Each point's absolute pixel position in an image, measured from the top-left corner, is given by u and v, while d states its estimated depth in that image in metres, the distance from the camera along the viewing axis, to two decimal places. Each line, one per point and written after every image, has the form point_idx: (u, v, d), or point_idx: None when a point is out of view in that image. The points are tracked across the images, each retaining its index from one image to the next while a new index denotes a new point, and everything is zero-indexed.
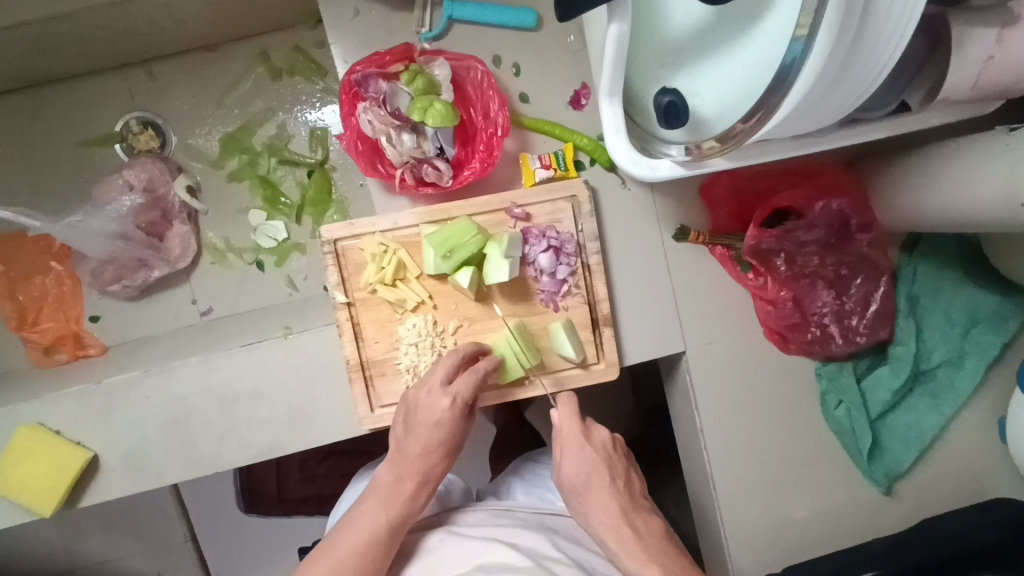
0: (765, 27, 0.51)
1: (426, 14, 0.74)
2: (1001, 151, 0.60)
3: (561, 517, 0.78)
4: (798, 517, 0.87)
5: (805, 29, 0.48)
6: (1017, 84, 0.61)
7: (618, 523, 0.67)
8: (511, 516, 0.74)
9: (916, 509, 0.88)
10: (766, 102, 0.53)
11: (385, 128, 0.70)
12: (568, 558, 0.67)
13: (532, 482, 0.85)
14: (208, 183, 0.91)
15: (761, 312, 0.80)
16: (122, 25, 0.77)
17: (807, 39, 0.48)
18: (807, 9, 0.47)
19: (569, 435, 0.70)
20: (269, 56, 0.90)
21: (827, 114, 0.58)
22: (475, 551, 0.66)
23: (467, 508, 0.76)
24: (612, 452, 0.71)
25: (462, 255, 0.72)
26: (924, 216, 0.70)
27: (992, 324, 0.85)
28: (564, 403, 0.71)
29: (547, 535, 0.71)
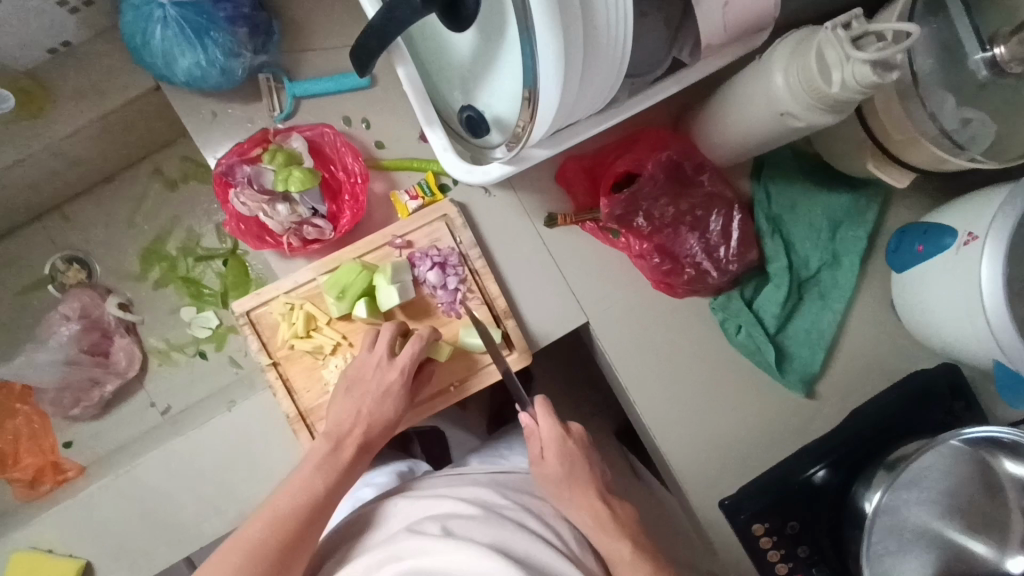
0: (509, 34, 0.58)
1: (275, 98, 0.84)
2: (749, 77, 0.68)
3: (514, 474, 0.80)
4: (739, 440, 0.93)
5: (524, 27, 0.56)
6: (765, 16, 0.71)
7: (601, 513, 0.72)
8: (467, 477, 0.77)
9: (844, 402, 0.95)
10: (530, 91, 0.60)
11: (259, 204, 0.80)
12: (517, 504, 0.71)
13: (488, 453, 0.90)
14: (139, 295, 1.00)
15: (640, 267, 0.89)
16: (20, 180, 0.88)
17: (529, 34, 0.56)
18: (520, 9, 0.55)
19: (551, 436, 0.75)
20: (162, 171, 1.01)
21: (605, 80, 0.66)
22: (428, 506, 0.70)
23: (421, 478, 0.80)
24: (586, 446, 0.76)
25: (355, 291, 0.81)
26: (742, 146, 0.77)
27: (852, 221, 0.93)
28: (539, 408, 0.76)
29: (496, 488, 0.74)
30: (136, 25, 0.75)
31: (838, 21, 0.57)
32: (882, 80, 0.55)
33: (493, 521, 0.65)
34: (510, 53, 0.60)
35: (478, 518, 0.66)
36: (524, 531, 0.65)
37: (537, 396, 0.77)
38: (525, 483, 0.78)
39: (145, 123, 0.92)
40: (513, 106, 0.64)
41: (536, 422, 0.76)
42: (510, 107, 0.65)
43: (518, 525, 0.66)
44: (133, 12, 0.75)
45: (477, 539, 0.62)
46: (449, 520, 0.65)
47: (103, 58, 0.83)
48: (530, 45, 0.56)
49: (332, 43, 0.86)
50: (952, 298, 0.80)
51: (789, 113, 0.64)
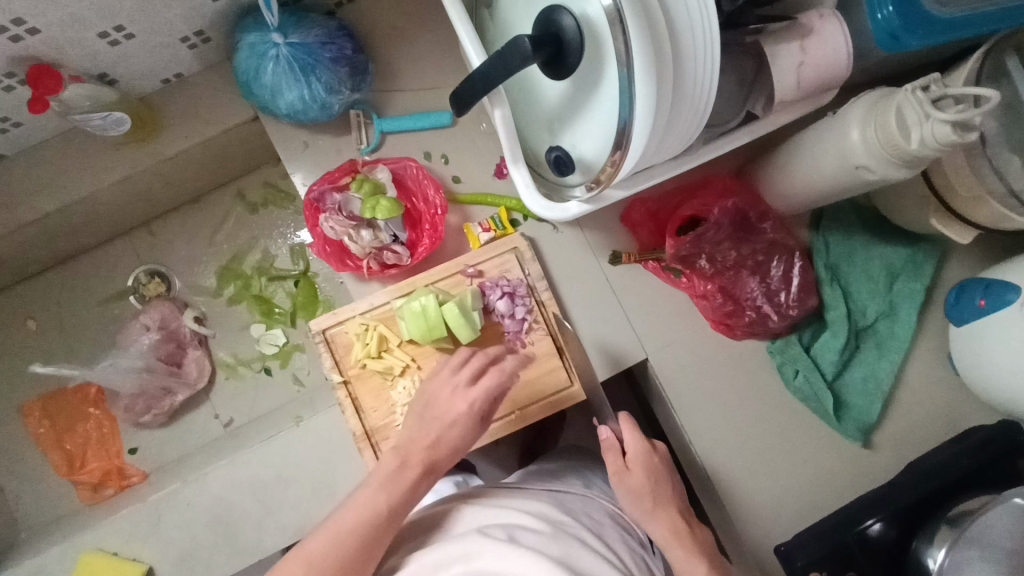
0: (606, 77, 0.63)
1: (363, 132, 0.90)
2: (820, 134, 0.73)
3: (572, 492, 0.79)
4: (794, 486, 0.93)
5: (624, 65, 0.60)
6: (836, 76, 0.75)
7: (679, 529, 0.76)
8: (524, 491, 0.77)
9: (899, 453, 0.95)
10: (623, 128, 0.64)
11: (346, 230, 0.84)
12: (576, 521, 0.71)
13: (539, 473, 0.87)
14: (212, 310, 1.05)
15: (700, 308, 0.91)
16: (120, 196, 0.94)
17: (628, 72, 0.60)
18: (620, 50, 0.59)
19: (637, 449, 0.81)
20: (245, 195, 1.07)
21: (688, 126, 0.69)
22: (491, 514, 0.70)
23: (480, 486, 0.79)
24: (666, 462, 0.82)
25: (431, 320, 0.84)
26: (809, 198, 0.81)
27: (910, 273, 0.95)
28: (627, 424, 0.82)
29: (558, 505, 0.74)
30: (250, 61, 0.82)
31: (917, 85, 0.62)
32: (961, 138, 0.59)
33: (560, 538, 0.66)
34: (603, 103, 0.65)
35: (546, 532, 0.66)
36: (591, 552, 0.66)
37: (622, 413, 0.84)
38: (585, 505, 0.77)
39: (236, 149, 0.98)
40: (601, 148, 0.68)
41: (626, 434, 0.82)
42: (598, 147, 0.69)
43: (582, 543, 0.66)
44: (250, 50, 0.81)
45: (547, 553, 0.63)
46: (517, 529, 0.66)
47: (211, 90, 0.90)
48: (626, 96, 0.61)
49: (419, 84, 0.92)
50: (1018, 354, 0.80)
51: (864, 167, 0.67)
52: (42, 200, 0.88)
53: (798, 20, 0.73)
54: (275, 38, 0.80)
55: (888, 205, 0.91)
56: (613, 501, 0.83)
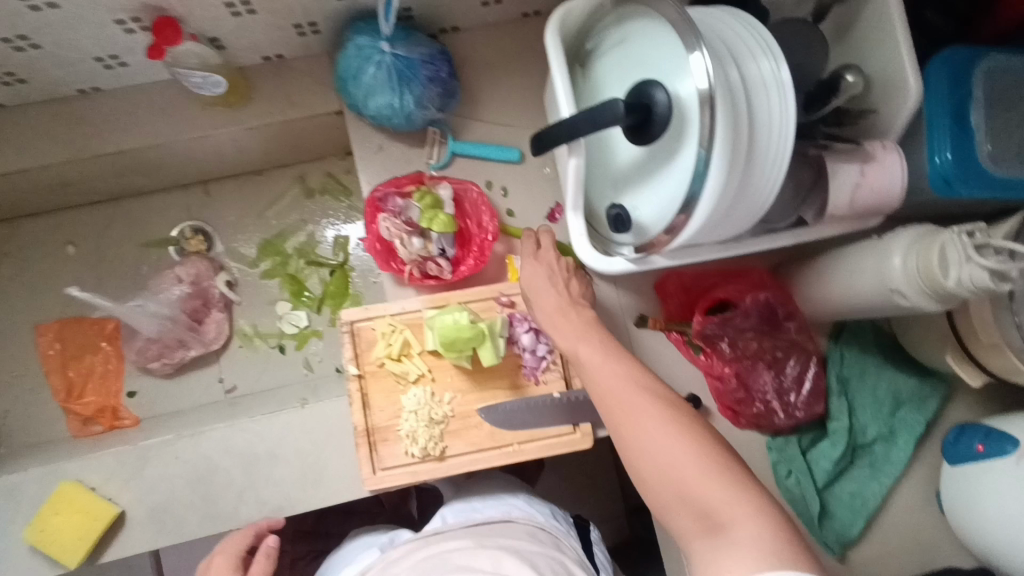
0: (684, 153, 0.67)
1: (435, 149, 0.96)
2: (863, 253, 0.77)
3: (493, 524, 0.81)
4: None
5: (705, 146, 0.64)
6: (886, 205, 0.80)
7: (631, 414, 0.65)
8: (437, 536, 0.77)
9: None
10: (688, 203, 0.67)
11: (399, 234, 0.88)
12: (484, 549, 0.72)
13: (461, 508, 0.90)
14: (244, 278, 1.08)
15: (712, 388, 0.92)
16: (192, 151, 0.99)
17: (707, 153, 0.64)
18: (705, 133, 0.63)
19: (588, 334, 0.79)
20: (305, 179, 1.11)
21: (746, 216, 0.74)
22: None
23: (398, 547, 0.78)
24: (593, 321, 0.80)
25: (467, 343, 0.84)
26: (839, 309, 0.85)
27: (915, 404, 0.97)
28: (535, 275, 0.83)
29: (473, 540, 0.75)
30: (354, 61, 0.86)
31: (964, 229, 0.66)
32: (995, 285, 0.63)
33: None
34: (673, 176, 0.69)
35: None
36: None
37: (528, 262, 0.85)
38: (503, 529, 0.79)
39: (311, 136, 1.03)
40: (661, 216, 0.72)
41: (536, 296, 0.81)
42: (658, 215, 0.73)
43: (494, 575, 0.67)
44: (357, 50, 0.85)
45: None
46: None
47: (307, 78, 0.95)
48: (696, 175, 0.65)
49: (498, 118, 0.98)
50: (1007, 504, 0.82)
51: (898, 291, 0.72)
52: (125, 139, 0.93)
53: (863, 146, 0.79)
54: (384, 46, 0.85)
55: (906, 335, 0.95)
56: (540, 521, 0.85)
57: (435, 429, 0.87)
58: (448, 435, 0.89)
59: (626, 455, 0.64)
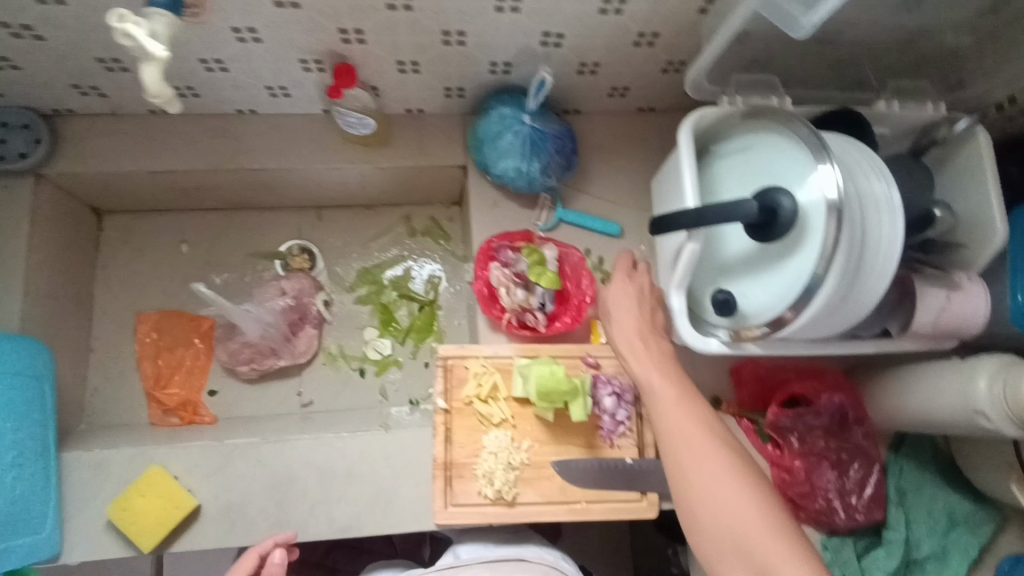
0: (802, 254, 0.74)
1: (544, 213, 1.04)
2: (946, 371, 0.82)
3: (507, 565, 0.85)
4: None
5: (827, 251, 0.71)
6: (967, 330, 0.86)
7: (693, 440, 0.73)
8: None
9: None
10: (801, 300, 0.74)
11: (507, 283, 0.96)
12: None
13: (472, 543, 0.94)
14: (339, 301, 1.14)
15: (777, 478, 0.95)
16: (322, 179, 1.08)
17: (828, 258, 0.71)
18: (829, 241, 0.71)
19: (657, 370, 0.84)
20: (410, 219, 1.20)
21: (842, 319, 0.80)
22: None
23: None
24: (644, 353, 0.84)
25: (562, 396, 0.89)
26: (912, 421, 0.89)
27: (969, 527, 0.99)
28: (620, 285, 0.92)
29: None
30: (494, 126, 0.95)
31: None
32: None
33: None
34: (785, 275, 0.76)
35: None
36: None
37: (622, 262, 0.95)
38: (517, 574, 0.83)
39: (428, 181, 1.12)
40: (768, 307, 0.79)
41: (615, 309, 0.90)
42: (764, 306, 0.79)
43: None
44: (500, 118, 0.95)
45: None
46: None
47: (440, 131, 1.05)
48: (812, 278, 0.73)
49: (604, 195, 1.07)
50: None
51: (982, 413, 0.76)
52: (270, 161, 1.02)
53: (950, 274, 0.85)
54: (526, 118, 0.94)
55: (967, 458, 0.98)
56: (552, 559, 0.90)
57: (511, 474, 0.91)
58: (521, 482, 0.92)
59: (682, 473, 0.71)
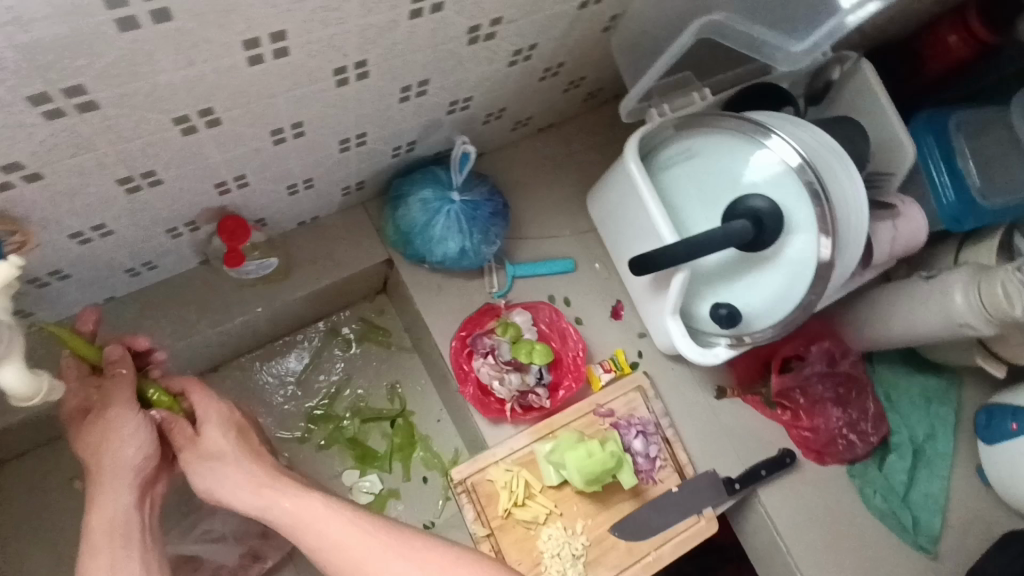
0: (789, 250, 0.75)
1: (494, 277, 0.93)
2: (919, 293, 0.88)
3: None
4: None
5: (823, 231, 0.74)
6: (910, 246, 0.91)
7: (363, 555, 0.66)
8: None
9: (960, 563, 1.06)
10: (809, 290, 0.76)
11: (498, 373, 0.86)
12: None
13: None
14: (298, 457, 0.95)
15: (799, 437, 1.01)
16: (226, 339, 0.86)
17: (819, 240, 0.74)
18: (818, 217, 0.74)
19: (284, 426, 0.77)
20: (338, 330, 1.01)
21: (827, 295, 0.83)
22: None
23: None
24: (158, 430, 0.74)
25: (607, 469, 0.83)
26: (894, 338, 0.93)
27: (941, 398, 1.13)
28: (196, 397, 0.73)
29: None
30: (420, 215, 0.81)
31: (1013, 267, 0.80)
32: None
33: None
34: (788, 263, 0.76)
35: None
36: None
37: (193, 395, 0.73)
38: None
39: (348, 289, 0.94)
40: (771, 309, 0.79)
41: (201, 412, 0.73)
42: (766, 309, 0.79)
43: None
44: (422, 206, 0.81)
45: None
46: None
47: (349, 233, 0.88)
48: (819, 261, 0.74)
49: (545, 232, 0.98)
50: None
51: (967, 324, 0.83)
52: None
53: (885, 200, 0.91)
54: (452, 196, 0.82)
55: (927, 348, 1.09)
56: None
57: (579, 563, 0.85)
58: (589, 565, 0.86)
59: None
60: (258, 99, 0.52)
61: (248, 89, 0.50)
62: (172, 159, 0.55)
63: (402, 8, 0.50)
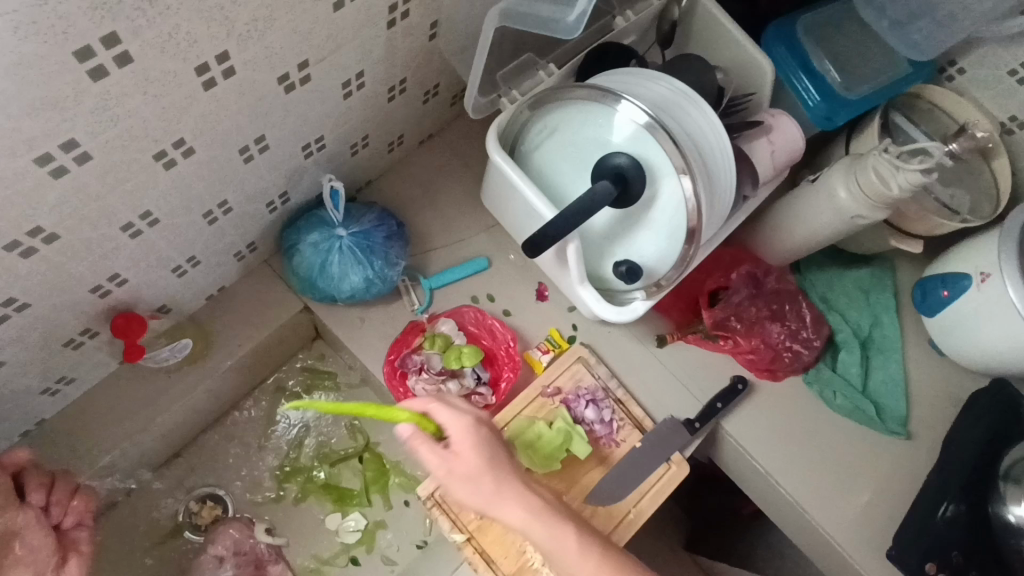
0: (664, 193, 0.78)
1: (412, 294, 0.95)
2: (808, 196, 0.91)
3: None
4: (863, 500, 1.02)
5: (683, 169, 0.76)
6: (792, 157, 0.94)
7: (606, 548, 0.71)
8: None
9: (936, 436, 1.09)
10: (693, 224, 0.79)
11: (435, 385, 0.88)
12: None
13: None
14: (278, 516, 0.97)
15: (746, 361, 1.04)
16: (171, 426, 0.88)
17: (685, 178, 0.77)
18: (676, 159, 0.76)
19: (460, 429, 0.69)
20: (285, 386, 1.03)
21: (718, 222, 0.86)
22: None
23: None
24: (79, 539, 0.76)
25: (555, 443, 0.89)
26: (805, 242, 0.96)
27: (878, 286, 1.16)
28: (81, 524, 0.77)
29: None
30: (315, 258, 0.84)
31: (880, 148, 0.82)
32: (927, 178, 0.79)
33: None
34: (664, 210, 0.79)
35: None
36: None
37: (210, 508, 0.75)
38: None
39: (279, 346, 0.96)
40: (668, 250, 0.82)
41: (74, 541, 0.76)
42: (663, 252, 0.82)
43: None
44: (314, 249, 0.83)
45: None
46: None
47: (259, 293, 0.90)
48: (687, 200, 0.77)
49: (452, 238, 1.00)
50: (992, 330, 1.00)
51: (857, 214, 0.86)
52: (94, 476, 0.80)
53: (755, 117, 0.92)
54: (340, 232, 0.84)
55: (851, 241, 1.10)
56: None
57: None
58: None
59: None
60: (87, 204, 0.54)
61: (71, 198, 0.52)
62: (30, 281, 0.57)
63: (190, 85, 0.51)
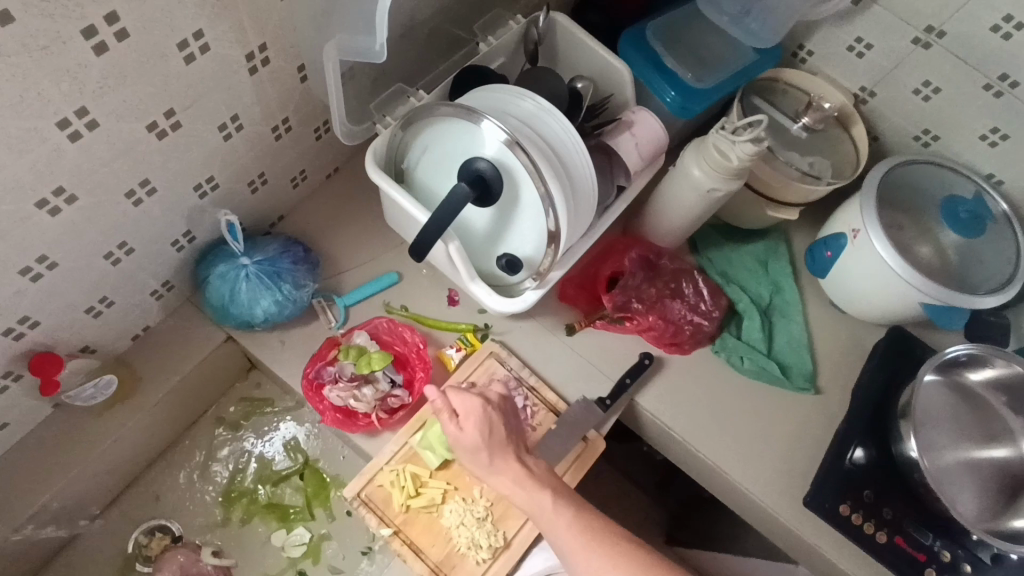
0: (525, 190, 0.86)
1: (328, 313, 1.02)
2: (672, 179, 1.00)
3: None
4: (779, 455, 1.08)
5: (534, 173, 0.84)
6: (660, 144, 1.02)
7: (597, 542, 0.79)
8: None
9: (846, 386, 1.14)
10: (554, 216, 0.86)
11: (350, 392, 0.94)
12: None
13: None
14: (225, 539, 1.02)
15: (651, 338, 1.11)
16: (110, 462, 0.95)
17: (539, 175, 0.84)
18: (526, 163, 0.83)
19: (471, 411, 0.85)
20: (223, 417, 1.09)
21: (589, 213, 0.94)
22: None
23: None
24: None
25: None
26: (683, 221, 1.05)
27: (773, 256, 1.24)
28: None
29: None
30: (223, 287, 0.91)
31: (718, 126, 0.93)
32: (759, 146, 0.89)
33: None
34: (529, 207, 0.87)
35: None
36: None
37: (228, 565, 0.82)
38: None
39: (211, 377, 1.03)
40: (540, 241, 0.89)
41: None
42: (536, 243, 0.89)
43: None
44: (222, 280, 0.91)
45: None
46: None
47: (183, 328, 0.97)
48: (544, 196, 0.85)
49: (364, 258, 1.08)
50: (873, 280, 1.06)
51: (712, 187, 0.95)
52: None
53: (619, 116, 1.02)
54: (244, 261, 0.92)
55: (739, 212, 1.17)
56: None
57: (486, 524, 0.92)
58: (496, 522, 0.93)
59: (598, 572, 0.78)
60: None
61: None
62: None
63: (54, 136, 0.61)
